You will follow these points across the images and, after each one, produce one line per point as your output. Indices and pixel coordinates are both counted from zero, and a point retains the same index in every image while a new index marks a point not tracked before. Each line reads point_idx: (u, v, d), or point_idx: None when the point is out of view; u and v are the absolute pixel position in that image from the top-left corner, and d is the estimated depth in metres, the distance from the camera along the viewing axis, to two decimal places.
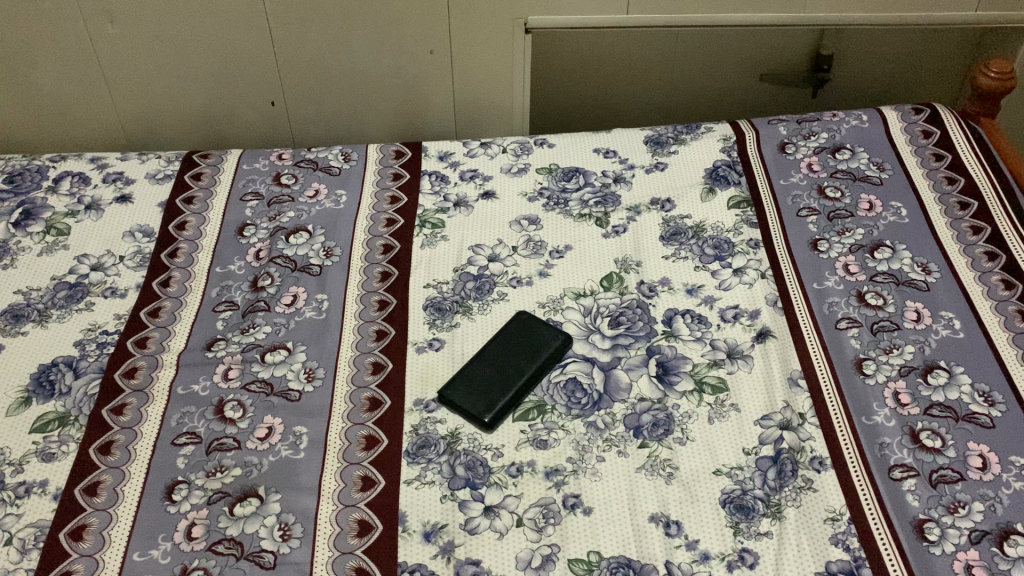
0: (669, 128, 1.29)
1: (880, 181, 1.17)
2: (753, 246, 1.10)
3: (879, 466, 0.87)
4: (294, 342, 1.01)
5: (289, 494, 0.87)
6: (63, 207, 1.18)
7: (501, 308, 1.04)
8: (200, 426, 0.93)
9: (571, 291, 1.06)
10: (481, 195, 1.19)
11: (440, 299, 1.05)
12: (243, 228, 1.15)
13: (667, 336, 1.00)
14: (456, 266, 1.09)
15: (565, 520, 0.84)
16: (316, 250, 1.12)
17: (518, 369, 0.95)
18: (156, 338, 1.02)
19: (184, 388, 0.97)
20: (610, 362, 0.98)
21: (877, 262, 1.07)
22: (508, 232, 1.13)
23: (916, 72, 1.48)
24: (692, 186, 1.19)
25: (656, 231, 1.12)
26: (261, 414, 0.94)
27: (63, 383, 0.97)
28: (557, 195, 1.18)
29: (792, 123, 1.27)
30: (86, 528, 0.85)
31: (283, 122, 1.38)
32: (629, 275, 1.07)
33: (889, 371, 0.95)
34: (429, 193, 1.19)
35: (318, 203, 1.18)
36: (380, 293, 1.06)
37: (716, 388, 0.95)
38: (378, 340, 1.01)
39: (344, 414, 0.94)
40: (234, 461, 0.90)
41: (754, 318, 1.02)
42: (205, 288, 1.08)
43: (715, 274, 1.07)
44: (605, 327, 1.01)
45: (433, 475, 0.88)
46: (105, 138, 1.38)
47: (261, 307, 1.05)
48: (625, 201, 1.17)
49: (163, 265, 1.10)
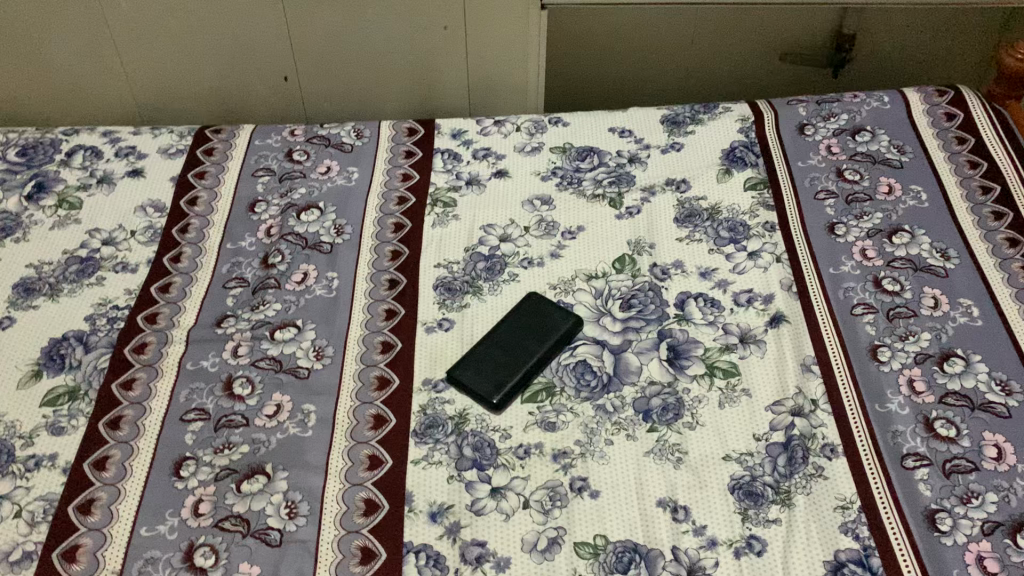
0: (686, 107, 1.27)
1: (900, 165, 1.15)
2: (769, 229, 1.09)
3: (892, 455, 0.86)
4: (303, 320, 1.01)
5: (297, 472, 0.87)
6: (75, 180, 1.17)
7: (512, 289, 1.03)
8: (209, 402, 0.93)
9: (582, 273, 1.05)
10: (493, 174, 1.18)
11: (450, 279, 1.05)
12: (254, 204, 1.14)
13: (679, 320, 0.99)
14: (467, 246, 1.08)
15: (572, 503, 0.84)
16: (326, 227, 1.11)
17: (527, 352, 0.95)
18: (166, 314, 1.02)
19: (193, 364, 0.97)
20: (620, 345, 0.97)
21: (895, 247, 1.05)
22: (521, 212, 1.12)
23: (943, 53, 1.45)
24: (708, 167, 1.17)
25: (671, 213, 1.11)
26: (269, 391, 0.94)
27: (73, 357, 0.97)
28: (571, 174, 1.17)
29: (812, 103, 1.25)
30: (94, 502, 0.85)
31: (296, 97, 1.37)
32: (642, 257, 1.06)
33: (904, 358, 0.94)
34: (441, 171, 1.18)
35: (330, 180, 1.17)
36: (389, 272, 1.05)
37: (728, 372, 0.94)
38: (387, 319, 1.00)
39: (352, 393, 0.94)
40: (242, 438, 0.90)
41: (768, 302, 1.00)
42: (216, 264, 1.08)
43: (729, 257, 1.06)
44: (616, 310, 1.00)
45: (440, 456, 0.88)
46: (119, 112, 1.37)
47: (272, 284, 1.05)
48: (639, 181, 1.16)
49: (174, 240, 1.10)
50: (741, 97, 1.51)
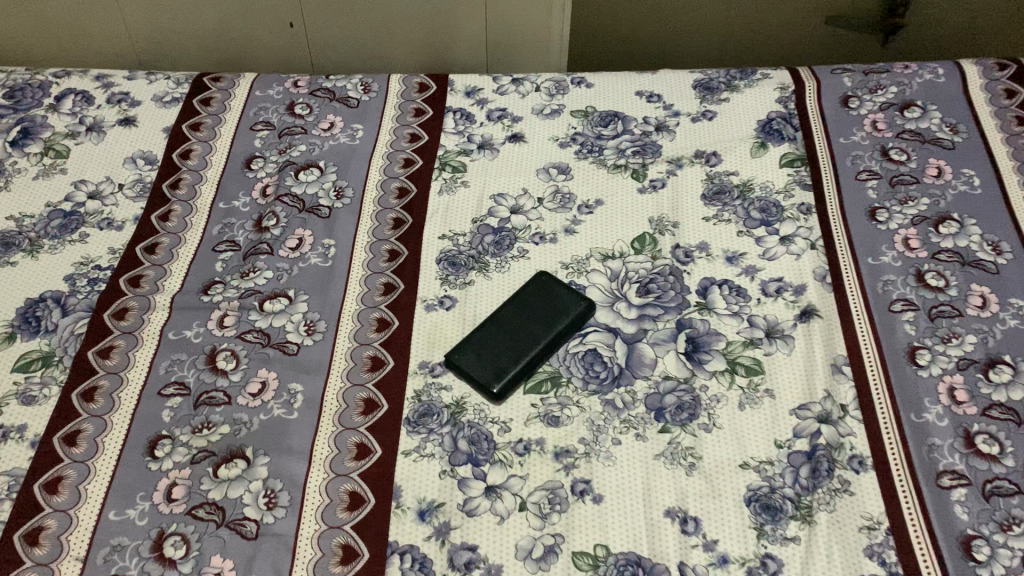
0: (721, 71, 1.17)
1: (951, 145, 1.05)
2: (804, 211, 1.00)
3: (926, 472, 0.78)
4: (295, 290, 0.94)
5: (278, 458, 0.81)
6: (64, 127, 1.10)
7: (521, 266, 0.96)
8: (190, 376, 0.87)
9: (598, 252, 0.97)
10: (509, 138, 1.09)
11: (455, 252, 0.97)
12: (251, 160, 1.07)
13: (701, 309, 0.91)
14: (476, 217, 1.01)
15: (573, 507, 0.77)
16: (326, 189, 1.04)
17: (532, 337, 0.87)
18: (150, 277, 0.95)
19: (176, 334, 0.90)
20: (634, 334, 0.89)
21: (941, 238, 0.96)
22: (535, 181, 1.04)
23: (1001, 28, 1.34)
24: (741, 139, 1.08)
25: (698, 189, 1.02)
26: (254, 367, 0.88)
27: (49, 320, 0.91)
28: (592, 142, 1.08)
29: (858, 73, 1.15)
30: (61, 481, 0.80)
31: (302, 45, 1.29)
32: (664, 237, 0.98)
33: (945, 363, 0.86)
34: (452, 133, 1.10)
35: (332, 137, 1.09)
36: (390, 242, 0.98)
37: (750, 370, 0.86)
38: (385, 294, 0.93)
39: (342, 373, 0.87)
40: (223, 417, 0.84)
41: (798, 294, 0.92)
42: (206, 225, 1.01)
43: (759, 241, 0.97)
44: (633, 294, 0.92)
45: (433, 448, 0.81)
46: (116, 54, 1.30)
47: (264, 249, 0.98)
48: (666, 152, 1.07)
49: (164, 197, 1.03)
50: (781, 63, 1.41)
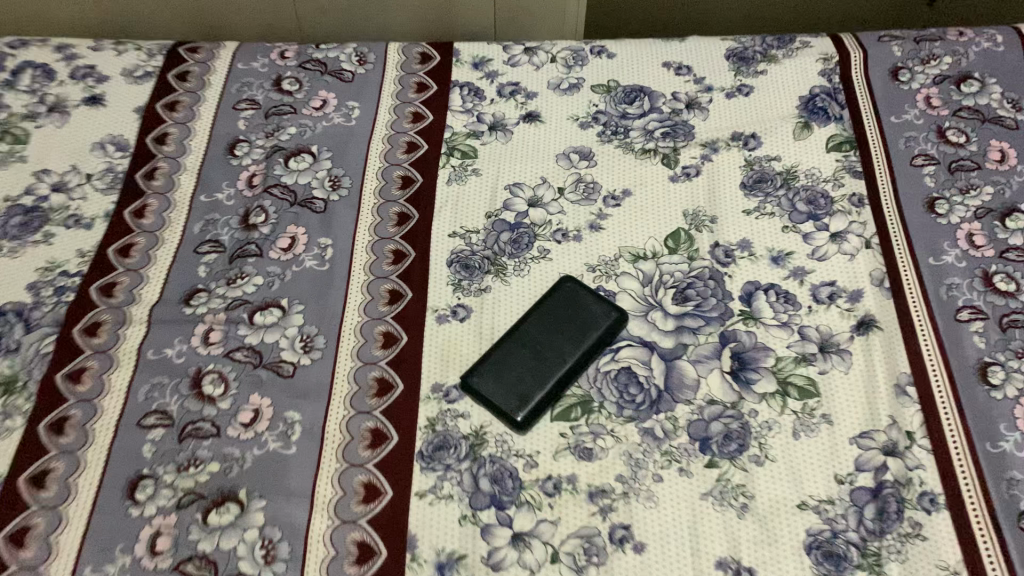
0: (756, 37, 1.06)
1: (1015, 125, 0.95)
2: (856, 202, 0.90)
3: (1006, 512, 0.70)
4: (289, 299, 0.84)
5: (276, 502, 0.72)
6: (22, 107, 0.98)
7: (542, 269, 0.85)
8: (173, 403, 0.77)
9: (628, 252, 0.86)
10: (523, 117, 0.98)
11: (468, 253, 0.86)
12: (234, 146, 0.95)
13: (746, 319, 0.82)
14: (489, 211, 0.90)
15: (612, 558, 0.68)
16: (320, 179, 0.92)
17: (559, 358, 0.77)
18: (125, 285, 0.85)
19: (155, 353, 0.80)
20: (673, 349, 0.79)
21: (1010, 234, 0.86)
22: (555, 169, 0.93)
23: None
24: (783, 118, 0.97)
25: (737, 177, 0.92)
26: (245, 392, 0.78)
27: (11, 338, 0.81)
28: (616, 122, 0.97)
29: (908, 41, 1.04)
30: (29, 532, 0.70)
31: (288, 8, 1.15)
32: (701, 234, 0.88)
33: (1021, 382, 0.77)
34: (459, 111, 0.99)
35: (325, 118, 0.98)
36: (394, 241, 0.87)
37: (803, 392, 0.77)
38: (390, 304, 0.83)
39: (345, 398, 0.77)
40: (211, 453, 0.74)
41: (854, 301, 0.82)
42: (187, 222, 0.89)
43: (807, 238, 0.87)
44: (669, 302, 0.83)
45: (452, 488, 0.72)
46: (78, 19, 1.16)
47: (252, 251, 0.87)
48: (699, 134, 0.96)
49: (137, 189, 0.91)
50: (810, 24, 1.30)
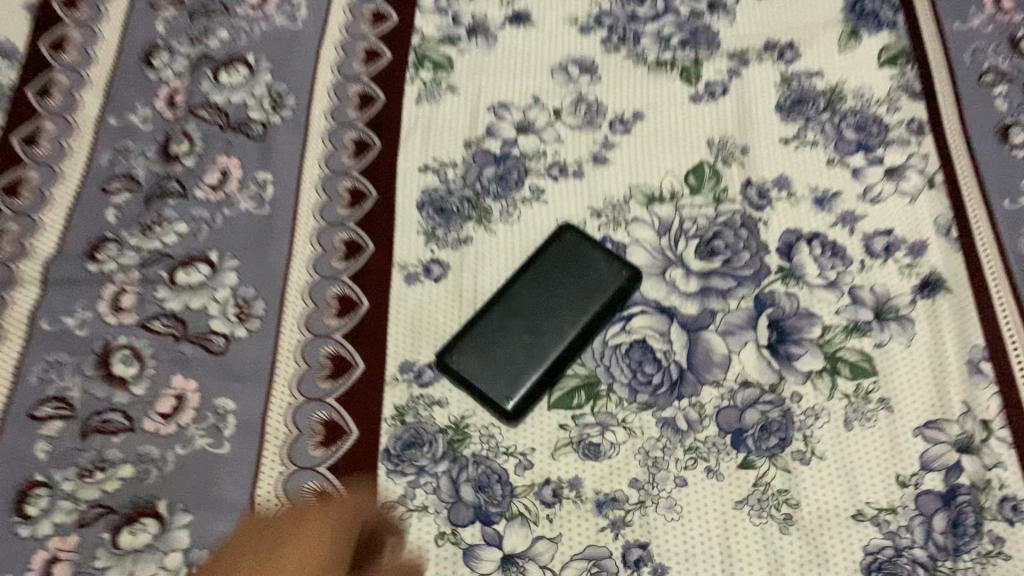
0: None
1: None
2: (916, 130, 0.74)
3: None
4: (220, 253, 0.67)
5: (205, 517, 0.57)
6: None
7: (535, 214, 0.70)
8: (75, 388, 0.61)
9: (640, 192, 0.71)
10: (510, 19, 0.80)
11: (443, 193, 0.71)
12: (152, 54, 0.77)
13: (785, 278, 0.67)
14: (469, 140, 0.73)
15: None
16: (259, 97, 0.75)
17: (558, 331, 0.62)
18: (13, 234, 0.67)
19: (52, 323, 0.64)
20: (697, 318, 0.65)
21: None
22: (549, 86, 0.76)
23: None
24: (826, 24, 0.79)
25: (771, 98, 0.75)
26: (166, 373, 0.62)
27: None
28: (624, 26, 0.79)
29: None
30: None
31: None
32: (729, 169, 0.72)
33: None
34: (431, 10, 0.80)
35: (265, 18, 0.79)
36: (351, 178, 0.71)
37: (857, 370, 0.63)
38: (347, 259, 0.67)
39: (292, 382, 0.62)
40: (123, 453, 0.59)
41: (916, 255, 0.67)
42: (92, 152, 0.72)
43: (857, 175, 0.71)
44: (691, 257, 0.68)
45: (426, 498, 0.58)
46: None
47: (174, 190, 0.70)
48: (724, 42, 0.78)
49: (29, 109, 0.73)
50: None
